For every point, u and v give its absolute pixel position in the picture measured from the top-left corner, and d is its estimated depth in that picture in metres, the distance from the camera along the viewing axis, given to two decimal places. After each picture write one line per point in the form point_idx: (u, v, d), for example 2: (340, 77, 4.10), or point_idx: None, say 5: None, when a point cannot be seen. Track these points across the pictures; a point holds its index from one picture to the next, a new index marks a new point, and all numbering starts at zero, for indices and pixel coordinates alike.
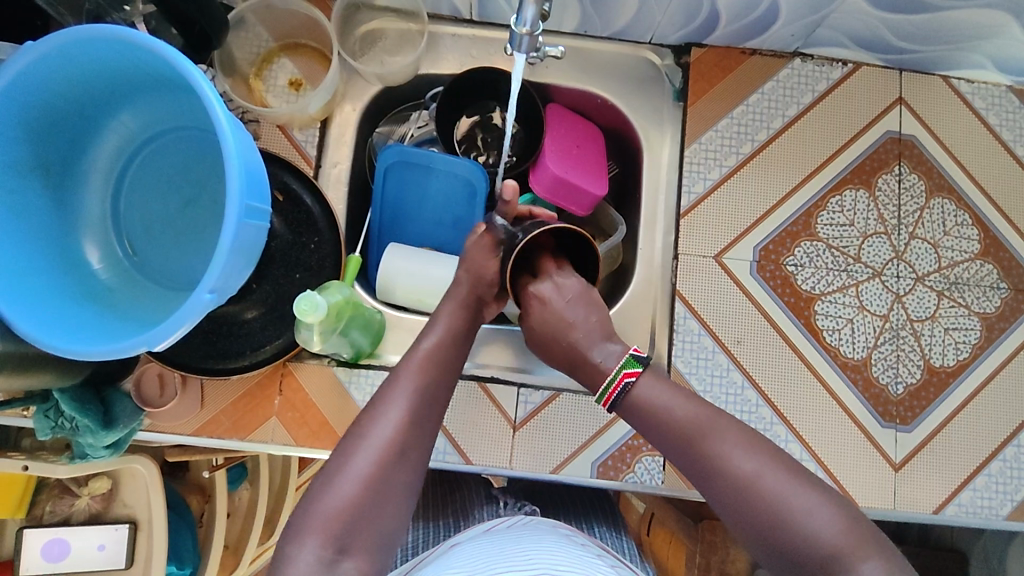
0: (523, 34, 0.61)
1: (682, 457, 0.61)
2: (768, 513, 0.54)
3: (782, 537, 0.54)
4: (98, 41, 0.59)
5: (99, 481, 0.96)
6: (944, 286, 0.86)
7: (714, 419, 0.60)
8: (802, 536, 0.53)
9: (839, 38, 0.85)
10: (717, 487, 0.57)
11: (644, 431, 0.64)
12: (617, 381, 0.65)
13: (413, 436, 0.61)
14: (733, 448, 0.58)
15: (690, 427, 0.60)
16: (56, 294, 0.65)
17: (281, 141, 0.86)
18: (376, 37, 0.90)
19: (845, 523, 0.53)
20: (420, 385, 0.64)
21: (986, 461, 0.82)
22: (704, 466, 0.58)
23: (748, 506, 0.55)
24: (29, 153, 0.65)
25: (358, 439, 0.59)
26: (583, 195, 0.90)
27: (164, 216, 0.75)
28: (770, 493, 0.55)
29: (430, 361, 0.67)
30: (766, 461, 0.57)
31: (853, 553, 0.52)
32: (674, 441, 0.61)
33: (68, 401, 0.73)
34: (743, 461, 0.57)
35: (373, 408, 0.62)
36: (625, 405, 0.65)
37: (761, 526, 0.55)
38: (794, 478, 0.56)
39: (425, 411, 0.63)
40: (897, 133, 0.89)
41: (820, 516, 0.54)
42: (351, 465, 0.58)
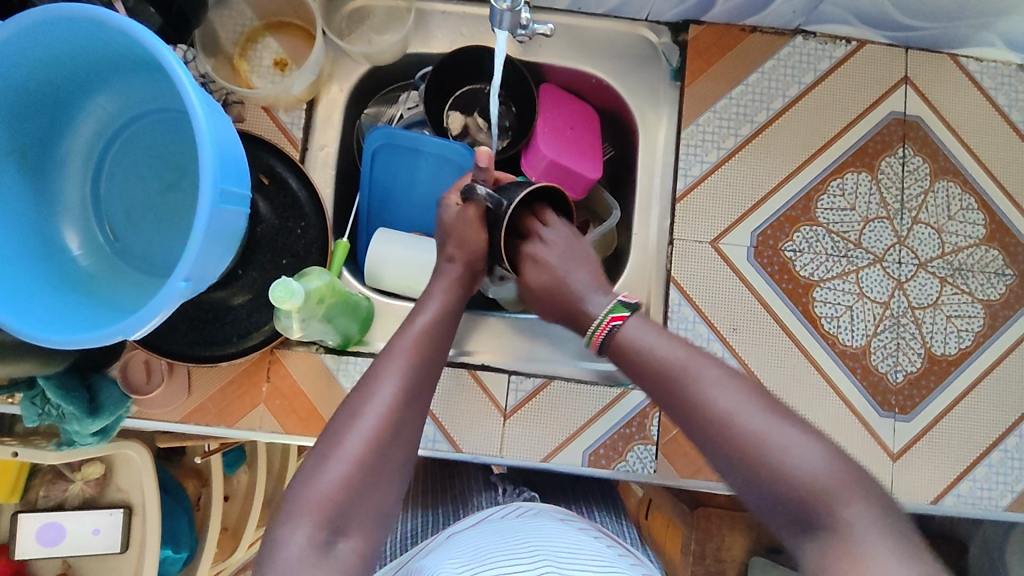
0: (504, 10, 0.59)
1: (658, 393, 0.58)
2: (750, 449, 0.52)
3: (763, 475, 0.52)
4: (66, 21, 0.57)
5: (92, 466, 0.96)
6: (947, 273, 0.83)
7: (692, 357, 0.57)
8: (784, 474, 0.51)
9: (843, 14, 0.82)
10: (693, 422, 0.55)
11: (625, 366, 0.61)
12: (604, 324, 0.62)
13: (408, 414, 0.59)
14: (711, 385, 0.55)
15: (665, 363, 0.58)
16: (34, 282, 0.63)
17: (266, 123, 0.84)
18: (364, 14, 0.88)
19: (834, 463, 0.51)
20: (412, 363, 0.62)
21: (987, 451, 0.80)
22: (686, 405, 0.55)
23: (728, 445, 0.53)
24: (4, 138, 0.63)
25: (349, 418, 0.57)
26: (577, 179, 0.88)
27: (146, 201, 0.74)
28: (752, 431, 0.52)
29: (422, 339, 0.64)
30: (748, 398, 0.54)
31: (836, 491, 0.50)
32: (650, 377, 0.58)
33: (53, 388, 0.72)
34: (726, 397, 0.54)
35: (364, 384, 0.60)
36: (610, 345, 0.62)
37: (741, 464, 0.52)
38: (780, 416, 0.53)
39: (418, 388, 0.61)
40: (902, 114, 0.86)
41: (802, 451, 0.51)
42: (343, 442, 0.55)
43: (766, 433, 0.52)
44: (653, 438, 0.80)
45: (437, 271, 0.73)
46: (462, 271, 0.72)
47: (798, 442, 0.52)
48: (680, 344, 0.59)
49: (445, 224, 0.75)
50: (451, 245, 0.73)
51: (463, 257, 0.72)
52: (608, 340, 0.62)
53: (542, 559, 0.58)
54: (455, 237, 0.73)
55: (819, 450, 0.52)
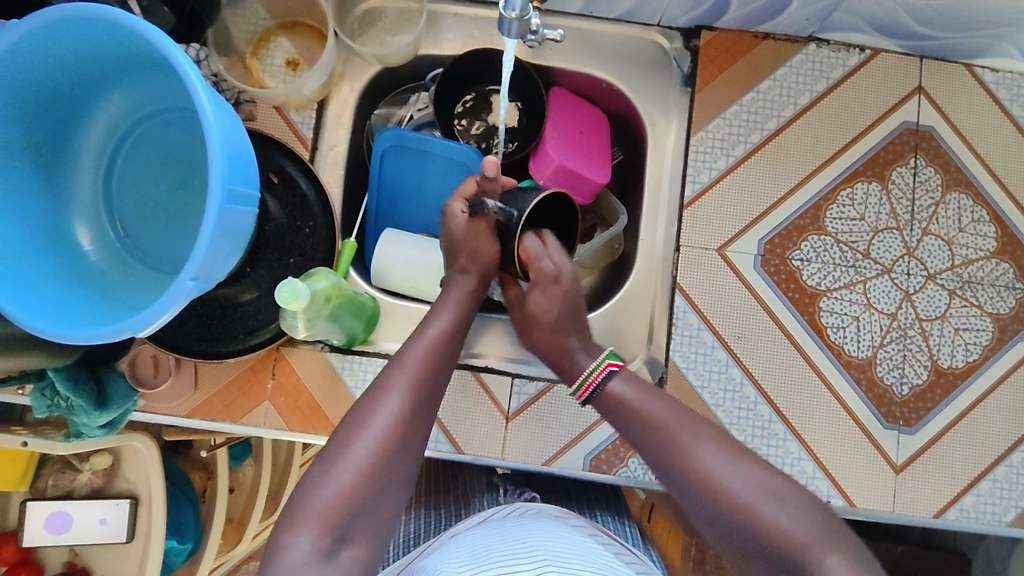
0: (513, 18, 0.59)
1: (648, 451, 0.61)
2: (731, 504, 0.54)
3: (745, 530, 0.54)
4: (82, 19, 0.57)
5: (100, 457, 0.98)
6: (957, 285, 0.83)
7: (678, 416, 0.61)
8: (766, 529, 0.53)
9: (857, 23, 0.81)
10: (680, 478, 0.58)
11: (616, 424, 0.65)
12: (599, 370, 0.67)
13: (412, 426, 0.59)
14: (698, 443, 0.58)
15: (657, 421, 0.61)
16: (46, 276, 0.64)
17: (277, 122, 0.84)
18: (376, 15, 0.88)
19: (813, 518, 0.53)
20: (419, 375, 0.62)
21: (992, 466, 0.80)
22: (672, 461, 0.58)
23: (712, 501, 0.55)
24: (19, 134, 0.64)
25: (357, 427, 0.58)
26: (585, 184, 0.88)
27: (157, 198, 0.75)
28: (733, 489, 0.55)
29: (431, 350, 0.65)
30: (730, 456, 0.57)
31: (817, 545, 0.51)
32: (638, 434, 0.62)
33: (63, 380, 0.73)
34: (708, 455, 0.57)
35: (370, 396, 0.60)
36: (601, 400, 0.66)
37: (723, 517, 0.55)
38: (759, 472, 0.56)
39: (423, 400, 0.62)
40: (914, 124, 0.85)
41: (783, 507, 0.53)
42: (349, 451, 0.56)
43: (745, 489, 0.55)
44: None
45: (450, 282, 0.73)
46: (475, 283, 0.72)
47: (777, 500, 0.54)
48: (667, 404, 0.62)
49: (456, 235, 0.74)
50: (463, 258, 0.73)
51: (476, 270, 0.73)
52: (597, 389, 0.66)
53: (541, 559, 0.58)
54: (468, 250, 0.73)
55: (795, 505, 0.54)
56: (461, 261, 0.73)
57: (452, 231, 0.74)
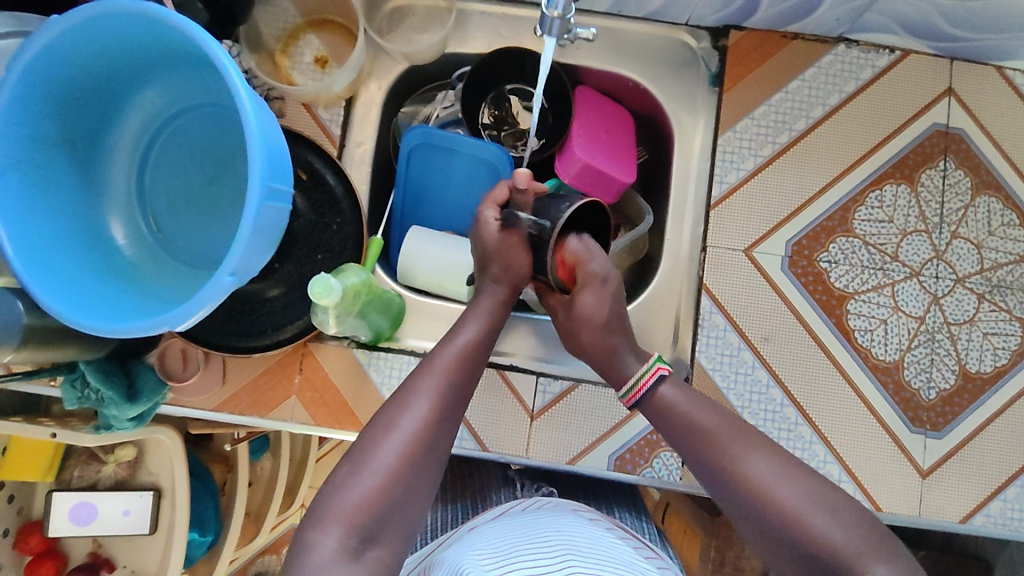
0: (555, 16, 0.59)
1: (693, 458, 0.62)
2: (784, 515, 0.55)
3: (793, 541, 0.54)
4: (122, 15, 0.58)
5: (125, 449, 0.99)
6: (986, 289, 0.82)
7: (728, 425, 0.61)
8: (820, 541, 0.53)
9: (888, 24, 0.81)
10: (729, 488, 0.58)
11: (664, 433, 0.65)
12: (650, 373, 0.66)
13: (439, 429, 0.60)
14: (750, 454, 0.59)
15: (706, 430, 0.61)
16: (81, 269, 0.65)
17: (305, 119, 0.85)
18: (404, 13, 0.88)
19: (860, 532, 0.54)
20: (447, 382, 0.62)
21: (1019, 472, 0.79)
22: (721, 470, 0.59)
23: (759, 510, 0.56)
24: (55, 128, 0.65)
25: (385, 428, 0.58)
26: (612, 183, 0.87)
27: (189, 193, 0.76)
28: (782, 499, 0.56)
29: (461, 357, 0.65)
30: (781, 468, 0.58)
31: (868, 557, 0.52)
32: (686, 439, 0.62)
33: (93, 372, 0.74)
34: (760, 467, 0.58)
35: (400, 397, 0.60)
36: (648, 408, 0.66)
37: (769, 527, 0.55)
38: (808, 484, 0.57)
39: (450, 404, 0.62)
40: (944, 126, 0.85)
41: (835, 520, 0.54)
42: (378, 452, 0.56)
43: (794, 499, 0.55)
44: None
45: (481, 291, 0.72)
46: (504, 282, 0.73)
47: (828, 513, 0.55)
48: (718, 412, 0.63)
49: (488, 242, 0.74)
50: (495, 268, 0.72)
51: None
52: (646, 396, 0.66)
53: (566, 554, 0.58)
54: (500, 261, 0.71)
55: (842, 519, 0.54)
56: (493, 271, 0.72)
57: (484, 240, 0.72)
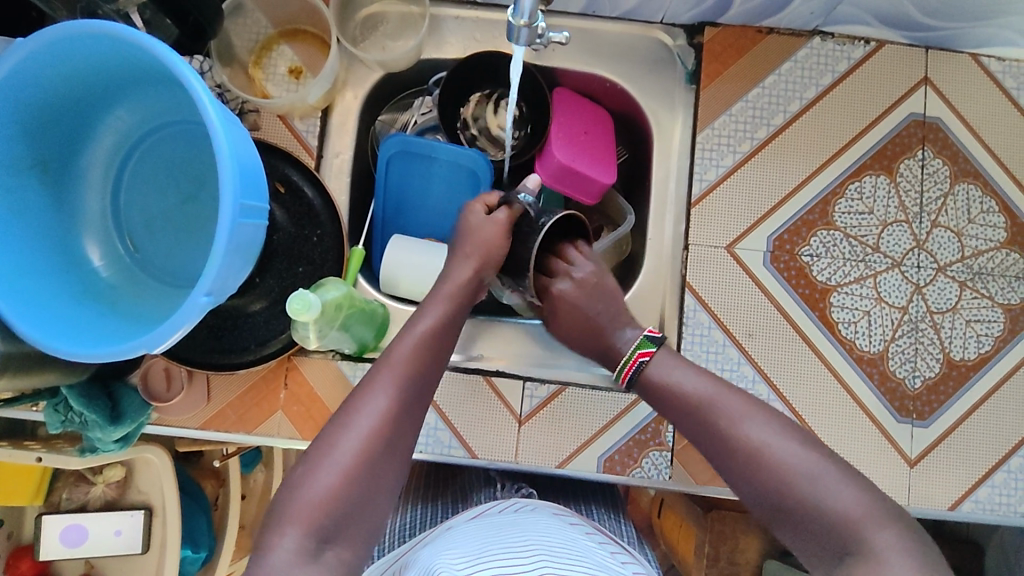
0: (522, 26, 0.59)
1: (692, 428, 0.62)
2: (781, 480, 0.55)
3: (791, 505, 0.54)
4: (86, 37, 0.57)
5: (114, 469, 0.98)
6: (967, 277, 0.82)
7: (725, 394, 0.61)
8: (818, 506, 0.53)
9: (862, 15, 0.81)
10: (730, 459, 0.58)
11: (661, 408, 0.65)
12: (632, 358, 0.67)
13: (397, 429, 0.58)
14: (748, 419, 0.58)
15: (701, 399, 0.62)
16: (57, 295, 0.64)
17: (282, 131, 0.84)
18: (377, 20, 0.88)
19: (863, 495, 0.53)
20: (404, 376, 0.61)
21: (1006, 457, 0.80)
22: (720, 440, 0.59)
23: (756, 474, 0.56)
24: (25, 152, 0.64)
25: (337, 428, 0.57)
26: (591, 184, 0.87)
27: (165, 212, 0.75)
28: (782, 462, 0.55)
29: (418, 349, 0.64)
30: (782, 434, 0.57)
31: (866, 519, 0.51)
32: (687, 415, 0.62)
33: (76, 396, 0.72)
34: (760, 435, 0.57)
35: (354, 396, 0.59)
36: (643, 382, 0.67)
37: (766, 487, 0.55)
38: (810, 450, 0.56)
39: (409, 402, 0.60)
40: (921, 115, 0.85)
41: (832, 484, 0.54)
42: (329, 453, 0.55)
43: (793, 461, 0.55)
44: (669, 444, 0.80)
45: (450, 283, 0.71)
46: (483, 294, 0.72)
47: (829, 477, 0.54)
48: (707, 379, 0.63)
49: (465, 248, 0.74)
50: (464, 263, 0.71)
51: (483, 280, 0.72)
52: (635, 376, 0.67)
53: (543, 556, 0.58)
54: (466, 255, 0.71)
55: (844, 485, 0.53)
56: (464, 248, 0.71)
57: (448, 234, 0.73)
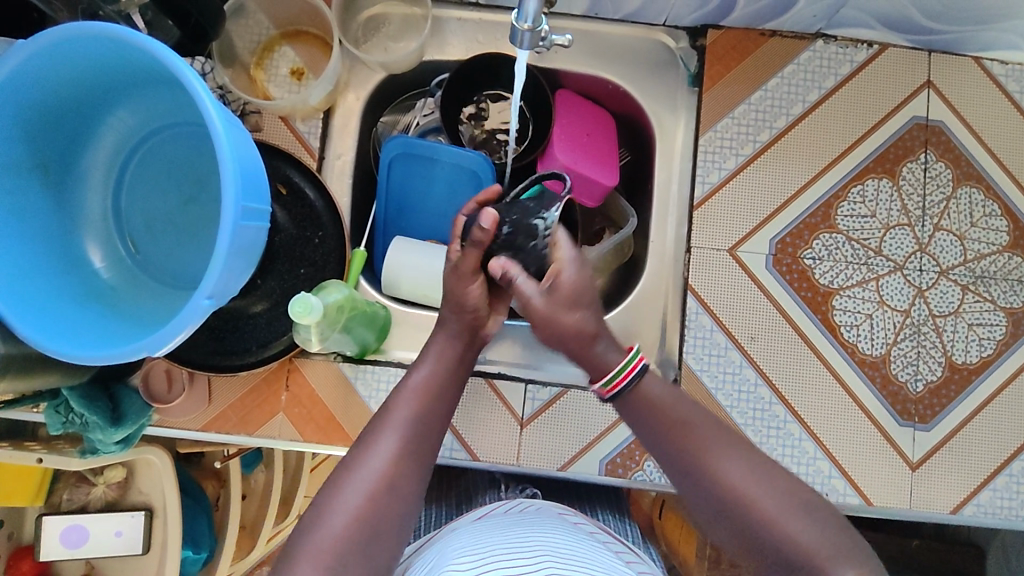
0: (525, 29, 0.59)
1: (667, 453, 0.62)
2: (759, 519, 0.56)
3: (769, 541, 0.55)
4: (89, 38, 0.57)
5: (114, 470, 0.98)
6: (970, 280, 0.82)
7: (703, 422, 0.62)
8: (792, 546, 0.54)
9: (865, 18, 0.81)
10: (705, 492, 0.59)
11: (639, 428, 0.65)
12: (631, 365, 0.65)
13: (406, 468, 0.59)
14: (723, 455, 0.59)
15: (682, 425, 0.62)
16: (58, 297, 0.64)
17: (283, 132, 0.84)
18: (380, 22, 0.87)
19: (834, 535, 0.54)
20: (418, 405, 0.63)
21: (1008, 461, 0.80)
22: (693, 472, 0.60)
23: (736, 513, 0.57)
24: (26, 154, 0.64)
25: (349, 470, 0.58)
26: (594, 187, 0.88)
27: (167, 213, 0.75)
28: (758, 502, 0.57)
29: (424, 391, 0.64)
30: (757, 470, 0.58)
31: (838, 558, 0.53)
32: (664, 440, 0.62)
33: (77, 397, 0.72)
34: (735, 472, 0.58)
35: (364, 440, 0.60)
36: (630, 398, 0.65)
37: (747, 523, 0.57)
38: (786, 488, 0.57)
39: (418, 444, 0.61)
40: (924, 118, 0.85)
41: (806, 523, 0.55)
42: (343, 494, 0.56)
43: (774, 501, 0.56)
44: None
45: None
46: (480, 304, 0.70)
47: None
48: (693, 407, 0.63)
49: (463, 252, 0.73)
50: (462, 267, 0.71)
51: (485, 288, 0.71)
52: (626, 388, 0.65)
53: (548, 557, 0.58)
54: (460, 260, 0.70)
55: (816, 521, 0.55)
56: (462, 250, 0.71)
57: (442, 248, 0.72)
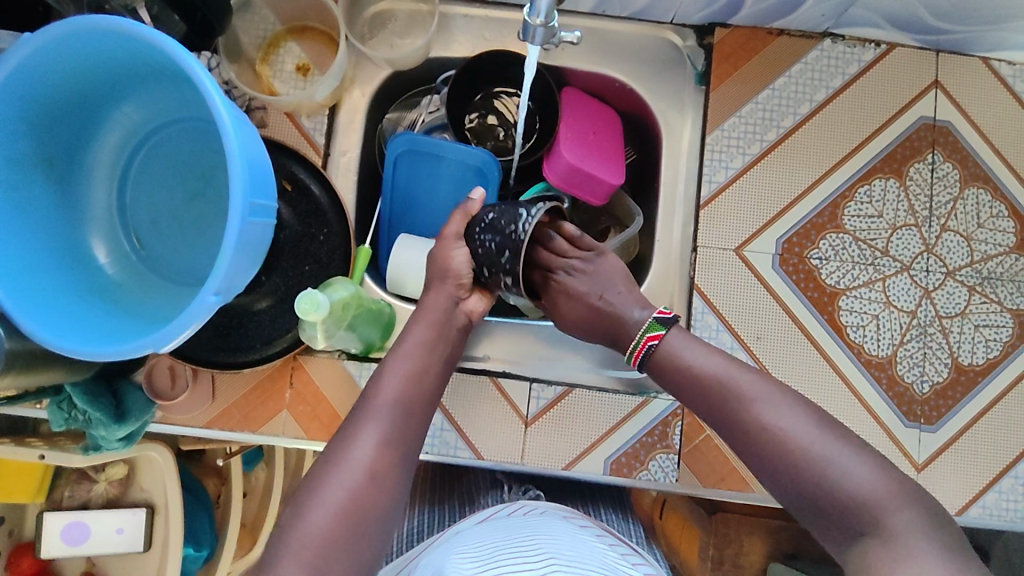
0: (538, 25, 0.58)
1: (706, 405, 0.63)
2: (799, 459, 0.56)
3: (805, 481, 0.55)
4: (97, 32, 0.56)
5: (116, 467, 0.97)
6: (976, 282, 0.82)
7: (738, 374, 0.63)
8: (836, 485, 0.54)
9: (873, 18, 0.80)
10: (744, 438, 0.59)
11: (672, 386, 0.66)
12: (642, 343, 0.68)
13: (388, 467, 0.58)
14: (760, 400, 0.60)
15: (715, 379, 0.63)
16: (63, 292, 0.64)
17: (289, 129, 0.84)
18: (386, 18, 0.87)
19: (879, 475, 0.54)
20: (399, 405, 0.62)
21: (1013, 462, 0.79)
22: (732, 417, 0.61)
23: (777, 456, 0.57)
24: (32, 148, 0.63)
25: (337, 467, 0.57)
26: (600, 186, 0.87)
27: (172, 209, 0.74)
28: (797, 442, 0.56)
29: (409, 392, 0.63)
30: (796, 413, 0.58)
31: (882, 500, 0.52)
32: (701, 392, 0.63)
33: (80, 394, 0.71)
34: (773, 413, 0.59)
35: (340, 442, 0.59)
36: (655, 366, 0.67)
37: (780, 463, 0.57)
38: (827, 431, 0.57)
39: (400, 444, 0.60)
40: (932, 119, 0.85)
41: (849, 459, 0.55)
42: (326, 493, 0.55)
43: (808, 438, 0.57)
44: (676, 447, 0.80)
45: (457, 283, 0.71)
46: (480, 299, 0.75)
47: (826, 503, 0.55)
48: (721, 360, 0.64)
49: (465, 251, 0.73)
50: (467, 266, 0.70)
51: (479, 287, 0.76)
52: (647, 359, 0.67)
53: (553, 558, 0.57)
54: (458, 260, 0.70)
55: (860, 462, 0.55)
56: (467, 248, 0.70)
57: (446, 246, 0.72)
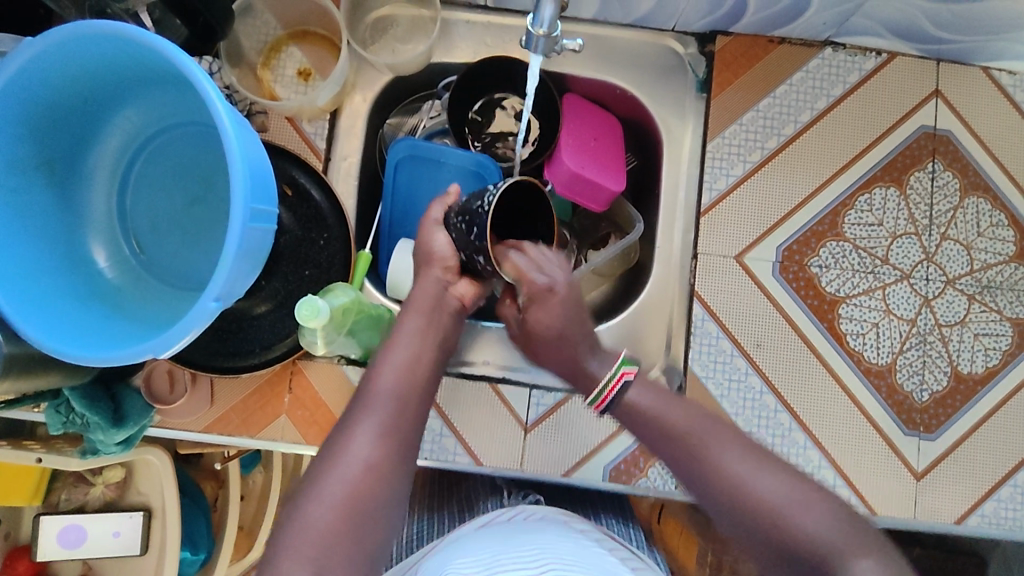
0: (540, 34, 0.58)
1: (669, 451, 0.63)
2: (758, 509, 0.56)
3: (766, 529, 0.55)
4: (100, 37, 0.56)
5: (113, 470, 0.97)
6: (976, 290, 0.82)
7: (701, 421, 0.63)
8: (795, 534, 0.54)
9: (874, 27, 0.81)
10: (706, 484, 0.59)
11: (637, 433, 0.67)
12: (617, 377, 0.69)
13: (391, 471, 0.58)
14: (724, 447, 0.60)
15: (682, 426, 0.63)
16: (62, 296, 0.63)
17: (290, 133, 0.84)
18: (388, 23, 0.87)
19: (838, 524, 0.54)
20: (401, 410, 0.62)
21: (1012, 472, 0.79)
22: (695, 464, 0.61)
23: (737, 504, 0.57)
24: (32, 152, 0.63)
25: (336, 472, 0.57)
26: (601, 192, 0.87)
27: (172, 213, 0.74)
28: (758, 489, 0.57)
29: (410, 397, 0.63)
30: (756, 462, 0.59)
31: (843, 546, 0.52)
32: (664, 443, 0.64)
33: (79, 398, 0.72)
34: (736, 462, 0.59)
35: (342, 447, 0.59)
36: (622, 410, 0.67)
37: (742, 513, 0.57)
38: (789, 479, 0.57)
39: (402, 448, 0.60)
40: (932, 128, 0.85)
41: (808, 509, 0.55)
42: (327, 498, 0.55)
43: (769, 490, 0.57)
44: None
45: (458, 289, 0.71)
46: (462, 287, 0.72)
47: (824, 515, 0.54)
48: (682, 407, 0.65)
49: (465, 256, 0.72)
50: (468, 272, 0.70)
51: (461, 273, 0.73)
52: (617, 396, 0.68)
53: (552, 564, 0.57)
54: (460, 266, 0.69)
55: (819, 510, 0.55)
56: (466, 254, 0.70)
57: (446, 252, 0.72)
